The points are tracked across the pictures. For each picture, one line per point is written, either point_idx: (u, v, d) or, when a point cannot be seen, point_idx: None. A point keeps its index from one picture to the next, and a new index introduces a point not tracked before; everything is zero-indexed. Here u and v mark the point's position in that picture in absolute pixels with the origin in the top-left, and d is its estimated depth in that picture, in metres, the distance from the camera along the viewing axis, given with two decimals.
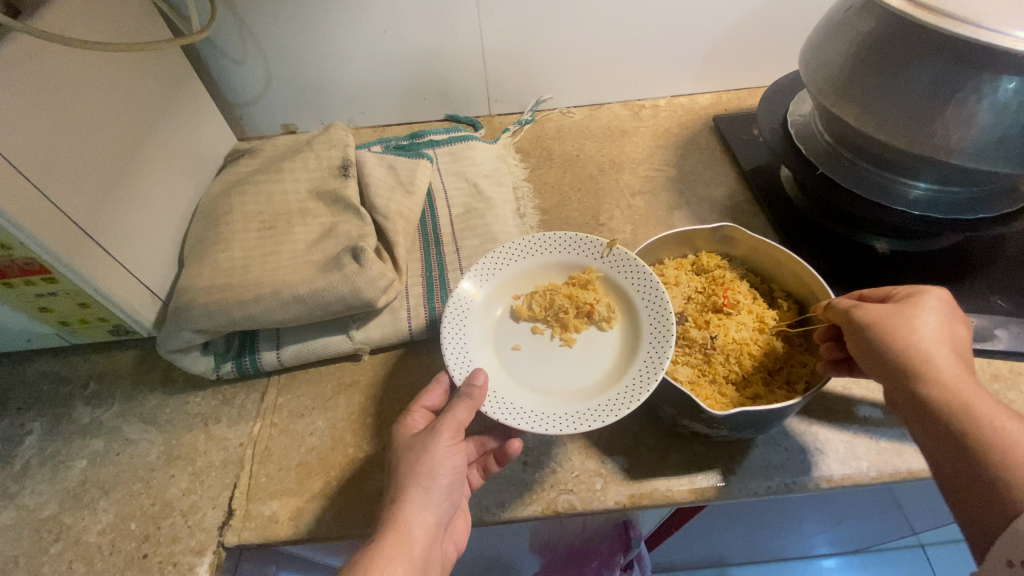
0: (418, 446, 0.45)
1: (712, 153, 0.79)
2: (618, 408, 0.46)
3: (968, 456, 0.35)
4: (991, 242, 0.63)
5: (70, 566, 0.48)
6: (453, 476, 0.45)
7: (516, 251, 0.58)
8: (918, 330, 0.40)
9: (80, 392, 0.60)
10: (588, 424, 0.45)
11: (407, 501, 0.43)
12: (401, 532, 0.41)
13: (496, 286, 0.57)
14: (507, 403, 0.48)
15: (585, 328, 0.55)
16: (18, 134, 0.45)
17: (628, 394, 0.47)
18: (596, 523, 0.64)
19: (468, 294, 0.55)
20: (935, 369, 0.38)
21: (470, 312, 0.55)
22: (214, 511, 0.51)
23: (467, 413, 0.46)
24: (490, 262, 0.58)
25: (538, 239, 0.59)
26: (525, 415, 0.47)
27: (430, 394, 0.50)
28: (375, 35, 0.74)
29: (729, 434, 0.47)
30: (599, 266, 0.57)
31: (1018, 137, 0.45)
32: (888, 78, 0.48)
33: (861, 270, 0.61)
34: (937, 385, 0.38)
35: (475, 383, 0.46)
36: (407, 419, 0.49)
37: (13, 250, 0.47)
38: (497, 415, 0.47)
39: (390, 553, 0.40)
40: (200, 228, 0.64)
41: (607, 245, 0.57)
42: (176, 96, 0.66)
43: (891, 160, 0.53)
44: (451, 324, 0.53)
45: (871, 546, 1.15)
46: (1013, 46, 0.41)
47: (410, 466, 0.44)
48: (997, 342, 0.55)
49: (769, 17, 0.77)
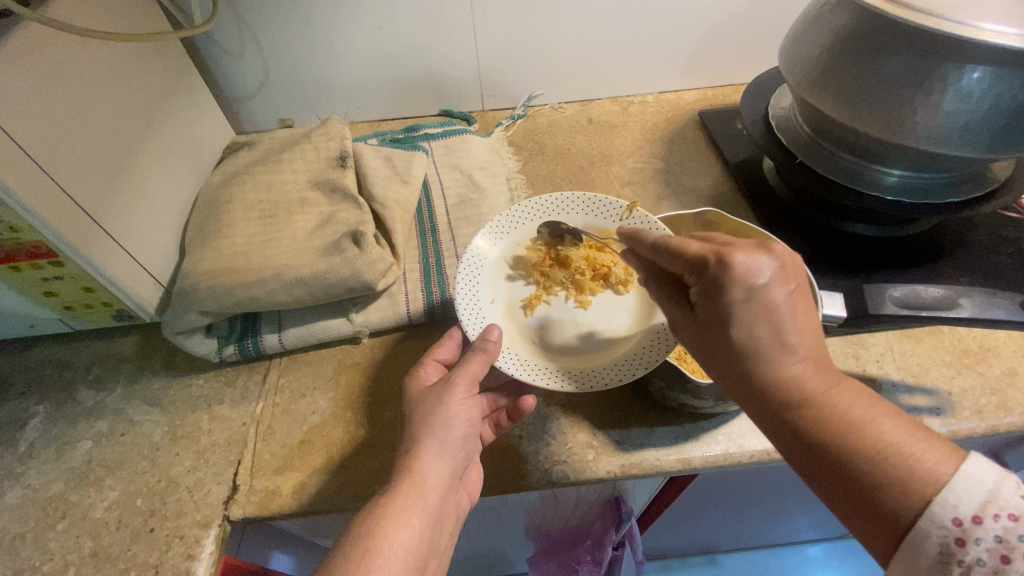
0: (433, 398, 0.47)
1: (698, 146, 0.82)
2: (637, 367, 0.50)
3: (806, 440, 0.36)
4: (961, 227, 0.66)
5: (77, 541, 0.49)
6: (467, 429, 0.47)
7: (532, 212, 0.62)
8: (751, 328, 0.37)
9: (83, 376, 0.61)
10: (604, 382, 0.50)
11: (423, 451, 0.45)
12: (416, 481, 0.43)
13: (511, 244, 0.61)
14: (523, 359, 0.52)
15: (600, 290, 0.59)
16: (27, 118, 0.46)
17: (646, 353, 0.51)
18: (588, 500, 0.65)
19: (480, 252, 0.59)
20: (780, 354, 0.37)
21: (484, 267, 0.59)
22: (219, 487, 0.52)
23: (480, 367, 0.48)
24: (505, 222, 0.61)
25: (554, 200, 0.62)
26: (541, 371, 0.51)
27: (441, 348, 0.53)
28: (372, 32, 0.76)
29: (715, 405, 0.49)
30: (616, 228, 0.61)
31: (981, 123, 0.48)
32: (861, 69, 0.51)
33: (837, 255, 0.64)
34: (785, 378, 0.37)
35: (489, 338, 0.49)
36: (420, 371, 0.51)
37: (22, 233, 0.49)
38: (507, 369, 0.50)
39: (405, 503, 0.42)
40: (202, 216, 0.65)
41: (626, 207, 0.60)
42: (178, 89, 0.67)
43: (865, 147, 0.56)
44: (465, 279, 0.56)
45: (855, 531, 1.18)
46: (975, 36, 0.44)
47: (425, 417, 0.46)
48: (960, 311, 0.52)
49: (752, 16, 0.80)
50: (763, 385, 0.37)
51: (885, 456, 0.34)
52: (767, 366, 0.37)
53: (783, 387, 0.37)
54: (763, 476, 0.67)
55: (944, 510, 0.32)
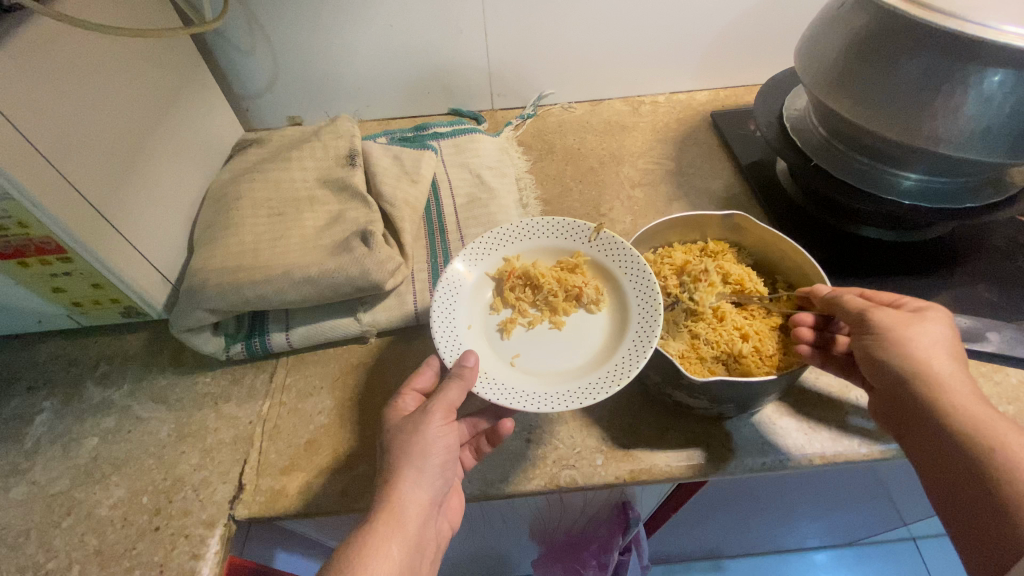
0: (411, 425, 0.46)
1: (710, 147, 0.81)
2: (609, 385, 0.48)
3: (967, 464, 0.37)
4: (979, 233, 0.65)
5: (81, 538, 0.49)
6: (446, 456, 0.46)
7: (505, 236, 0.60)
8: (930, 342, 0.41)
9: (90, 372, 0.61)
10: (579, 402, 0.47)
11: (401, 481, 0.44)
12: (394, 512, 0.42)
13: (487, 268, 0.59)
14: (497, 382, 0.50)
15: (574, 310, 0.57)
16: (38, 115, 0.46)
17: (618, 370, 0.48)
18: (596, 504, 0.65)
19: (458, 276, 0.57)
20: (944, 377, 0.40)
21: (461, 293, 0.56)
22: (225, 486, 0.52)
23: (458, 394, 0.46)
24: (481, 246, 0.59)
25: (528, 224, 0.61)
26: (516, 395, 0.49)
27: (419, 377, 0.51)
28: (382, 30, 0.76)
29: (710, 407, 0.49)
30: (587, 250, 0.59)
31: (1004, 127, 0.47)
32: (880, 72, 0.50)
33: (851, 260, 0.63)
34: (947, 393, 0.39)
35: (466, 365, 0.47)
36: (398, 401, 0.50)
37: (30, 229, 0.49)
38: (487, 395, 0.48)
39: (383, 532, 0.41)
40: (210, 213, 0.65)
41: (594, 229, 0.59)
42: (189, 86, 0.67)
43: (882, 151, 0.55)
44: (442, 304, 0.54)
45: (862, 538, 1.17)
46: (998, 38, 0.43)
47: (402, 446, 0.45)
48: (986, 344, 0.55)
49: (767, 16, 0.79)
50: (925, 395, 0.40)
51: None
52: (934, 375, 0.40)
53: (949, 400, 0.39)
54: (774, 483, 0.66)
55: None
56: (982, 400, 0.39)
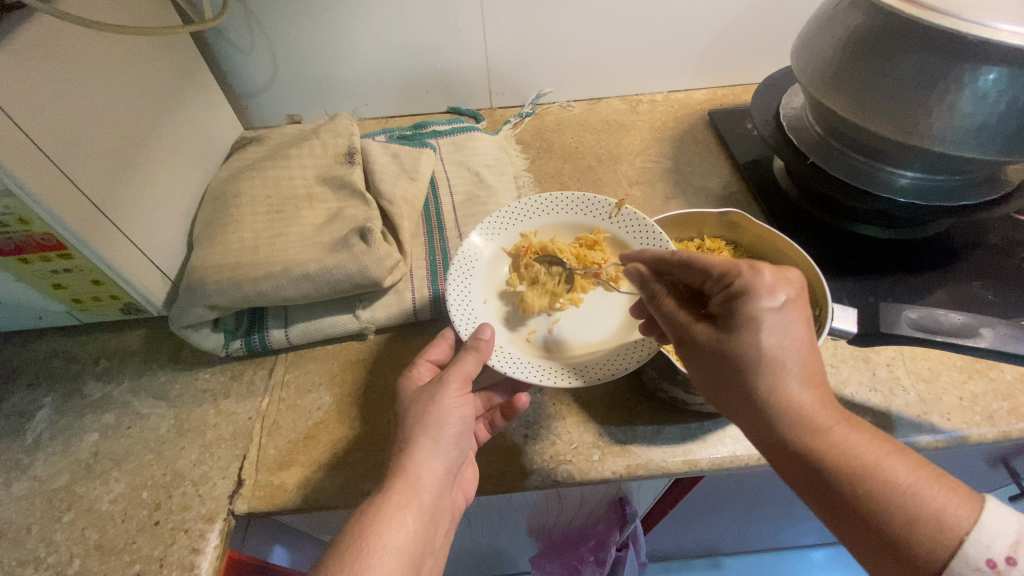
0: (427, 397, 0.47)
1: (707, 145, 0.82)
2: (626, 363, 0.50)
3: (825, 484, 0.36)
4: (974, 231, 0.65)
5: (82, 533, 0.50)
6: (460, 427, 0.47)
7: (521, 213, 0.61)
8: (768, 357, 0.38)
9: (91, 368, 0.61)
10: (593, 378, 0.49)
11: (416, 451, 0.44)
12: (409, 480, 0.43)
13: (504, 243, 0.60)
14: (513, 356, 0.52)
15: (591, 288, 0.59)
16: (38, 112, 0.46)
17: (634, 351, 0.51)
18: (594, 500, 0.65)
19: (475, 249, 0.59)
20: (790, 394, 0.38)
21: (477, 266, 0.58)
22: (225, 481, 0.52)
23: (474, 366, 0.47)
24: (498, 221, 0.60)
25: (544, 200, 0.62)
26: (532, 369, 0.50)
27: (435, 349, 0.52)
28: (381, 28, 0.76)
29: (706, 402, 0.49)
30: (607, 226, 0.60)
31: (998, 125, 0.47)
32: (877, 70, 0.50)
33: (847, 257, 0.63)
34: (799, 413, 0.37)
35: (481, 337, 0.49)
36: (413, 371, 0.51)
37: (31, 225, 0.49)
38: (502, 368, 0.49)
39: (398, 502, 0.42)
40: (210, 210, 0.66)
41: (615, 205, 0.60)
42: (188, 83, 0.68)
43: (878, 148, 0.55)
44: (458, 278, 0.56)
45: None
46: (991, 37, 0.43)
47: (418, 416, 0.46)
48: (979, 341, 0.49)
49: (764, 15, 0.80)
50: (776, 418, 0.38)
51: (904, 496, 0.35)
52: (781, 395, 0.38)
53: (799, 425, 0.37)
54: (770, 479, 0.66)
55: (976, 551, 0.33)
56: (829, 405, 0.38)
